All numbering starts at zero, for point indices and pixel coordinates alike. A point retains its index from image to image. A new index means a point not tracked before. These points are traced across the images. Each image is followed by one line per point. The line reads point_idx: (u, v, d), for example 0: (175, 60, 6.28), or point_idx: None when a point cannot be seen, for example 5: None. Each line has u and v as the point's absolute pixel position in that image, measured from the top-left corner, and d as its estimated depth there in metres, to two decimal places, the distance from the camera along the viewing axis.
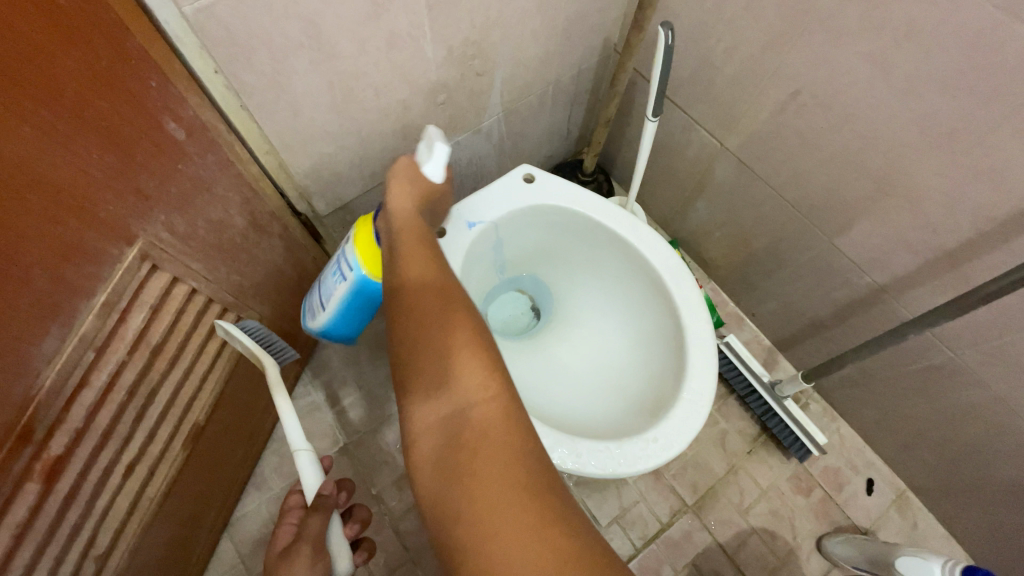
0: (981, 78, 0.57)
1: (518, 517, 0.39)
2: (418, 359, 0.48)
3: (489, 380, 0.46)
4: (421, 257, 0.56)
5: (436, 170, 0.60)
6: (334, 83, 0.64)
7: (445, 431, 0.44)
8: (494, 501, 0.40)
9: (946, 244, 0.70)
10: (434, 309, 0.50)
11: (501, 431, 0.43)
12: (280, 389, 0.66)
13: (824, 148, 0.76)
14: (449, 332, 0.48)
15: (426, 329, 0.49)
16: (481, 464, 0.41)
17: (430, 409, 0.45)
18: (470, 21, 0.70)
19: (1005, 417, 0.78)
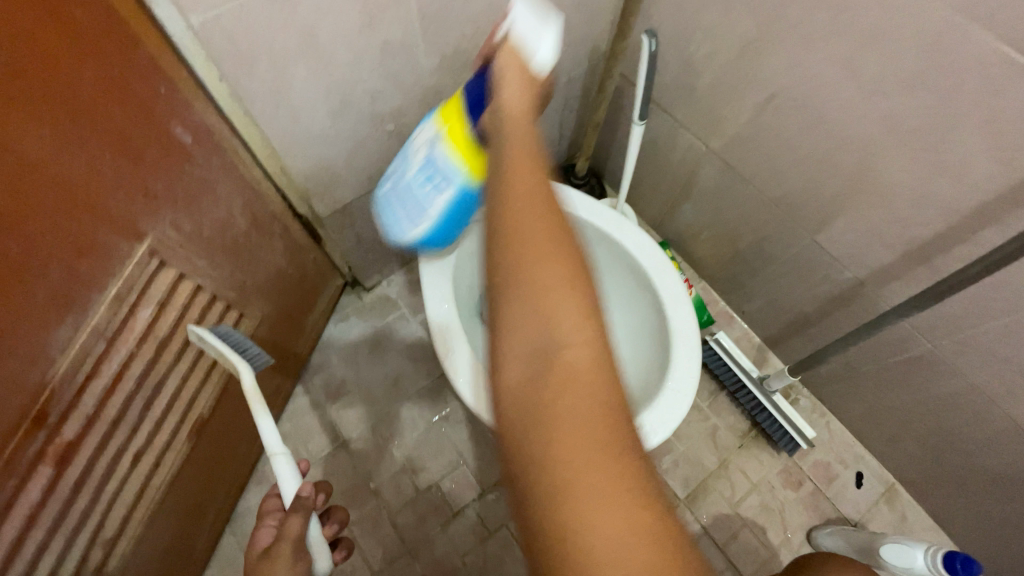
0: (941, 78, 0.60)
1: (604, 481, 0.31)
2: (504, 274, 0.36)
3: (586, 318, 0.35)
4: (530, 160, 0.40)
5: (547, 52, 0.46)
6: (332, 90, 0.68)
7: (533, 364, 0.34)
8: (575, 463, 0.31)
9: (918, 237, 0.73)
10: (531, 216, 0.37)
11: (592, 385, 0.34)
12: (256, 398, 0.63)
13: (801, 147, 0.80)
14: (543, 243, 0.36)
15: (515, 235, 0.36)
16: (565, 413, 0.32)
17: (518, 331, 0.35)
18: (460, 31, 0.74)
19: (983, 406, 0.80)
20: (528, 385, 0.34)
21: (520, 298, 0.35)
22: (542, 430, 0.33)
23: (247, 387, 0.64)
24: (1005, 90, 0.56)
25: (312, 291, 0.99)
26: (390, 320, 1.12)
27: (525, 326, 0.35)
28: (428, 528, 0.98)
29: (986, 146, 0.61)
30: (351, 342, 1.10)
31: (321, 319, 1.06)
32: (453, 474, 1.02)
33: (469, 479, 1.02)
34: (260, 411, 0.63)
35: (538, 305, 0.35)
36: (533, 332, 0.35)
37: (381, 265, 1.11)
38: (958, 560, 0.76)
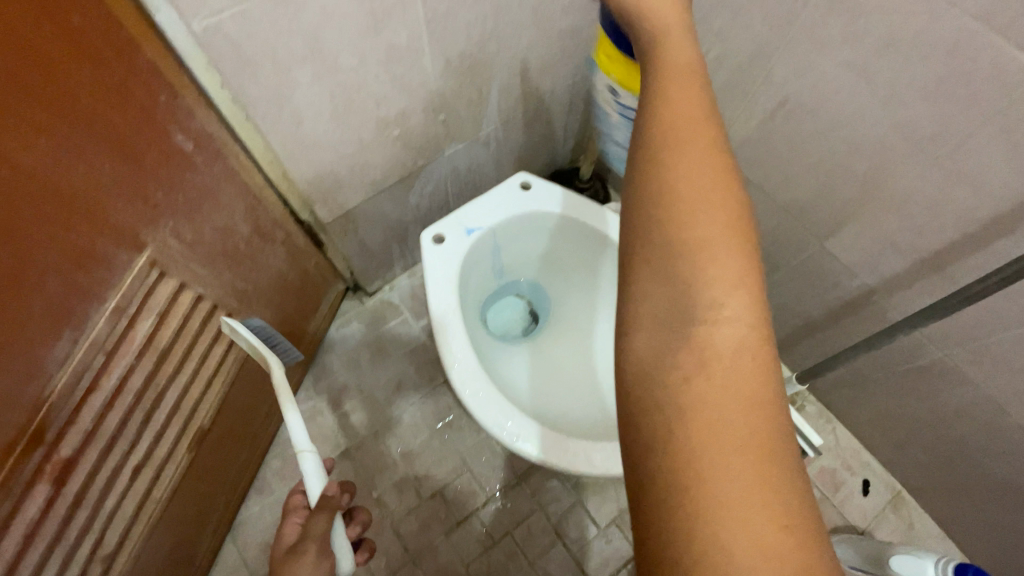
0: (958, 85, 0.59)
1: (748, 464, 0.26)
2: (653, 230, 0.33)
3: (739, 289, 0.31)
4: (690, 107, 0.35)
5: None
6: (336, 95, 0.66)
7: (670, 326, 0.31)
8: (719, 437, 0.27)
9: (930, 246, 0.72)
10: (692, 170, 0.33)
11: (744, 361, 0.29)
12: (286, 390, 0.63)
13: (811, 153, 0.79)
14: (705, 210, 0.33)
15: (662, 198, 0.34)
16: (711, 386, 0.29)
17: (658, 292, 0.32)
18: (467, 34, 0.73)
19: (994, 416, 0.79)
20: (664, 356, 0.31)
21: (666, 264, 0.32)
22: (675, 403, 0.29)
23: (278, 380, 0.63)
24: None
25: (314, 296, 0.98)
26: (394, 325, 1.11)
27: (664, 292, 0.32)
28: (432, 536, 0.97)
29: (1003, 155, 0.59)
30: (354, 347, 1.08)
31: (324, 324, 1.05)
32: (457, 481, 1.01)
33: (473, 487, 1.00)
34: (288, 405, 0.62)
35: (686, 272, 0.32)
36: (677, 299, 0.32)
37: (383, 269, 1.09)
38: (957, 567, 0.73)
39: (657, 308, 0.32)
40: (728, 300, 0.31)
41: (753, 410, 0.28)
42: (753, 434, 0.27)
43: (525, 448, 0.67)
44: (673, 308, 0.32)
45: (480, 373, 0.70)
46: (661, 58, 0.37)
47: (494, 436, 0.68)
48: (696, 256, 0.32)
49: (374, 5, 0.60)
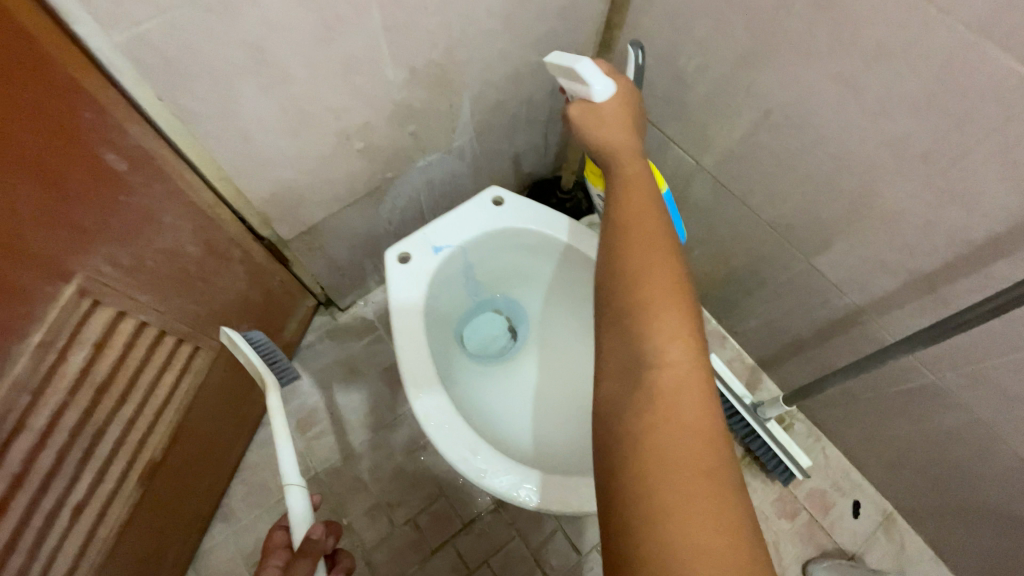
0: (951, 100, 0.55)
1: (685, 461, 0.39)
2: (621, 300, 0.50)
3: (681, 342, 0.45)
4: (644, 212, 0.55)
5: (600, 84, 0.59)
6: (288, 108, 0.62)
7: (629, 371, 0.46)
8: (668, 441, 0.40)
9: (922, 266, 0.68)
10: (646, 259, 0.51)
11: (688, 391, 0.43)
12: (279, 415, 0.62)
13: (797, 167, 0.75)
14: (656, 287, 0.48)
15: (627, 277, 0.50)
16: (664, 408, 0.42)
17: (625, 348, 0.47)
18: (432, 43, 0.69)
19: (991, 443, 0.76)
20: (627, 393, 0.45)
21: (628, 324, 0.48)
22: (635, 427, 0.42)
23: (272, 405, 0.62)
24: (1020, 115, 0.51)
25: (280, 315, 0.93)
26: (367, 343, 1.07)
27: (627, 345, 0.47)
28: (405, 565, 0.93)
29: (999, 174, 0.56)
30: (326, 366, 1.04)
31: (292, 343, 1.00)
32: (432, 506, 0.96)
33: (449, 512, 0.96)
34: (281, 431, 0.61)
35: (642, 330, 0.47)
36: (635, 349, 0.46)
37: (356, 285, 1.05)
38: None
39: (623, 358, 0.47)
40: (673, 349, 0.45)
41: (690, 434, 0.41)
42: (691, 449, 0.40)
43: (491, 485, 0.63)
44: (635, 357, 0.46)
45: (446, 402, 0.66)
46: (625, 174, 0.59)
47: (459, 470, 0.64)
48: (647, 318, 0.47)
49: (323, 13, 0.55)
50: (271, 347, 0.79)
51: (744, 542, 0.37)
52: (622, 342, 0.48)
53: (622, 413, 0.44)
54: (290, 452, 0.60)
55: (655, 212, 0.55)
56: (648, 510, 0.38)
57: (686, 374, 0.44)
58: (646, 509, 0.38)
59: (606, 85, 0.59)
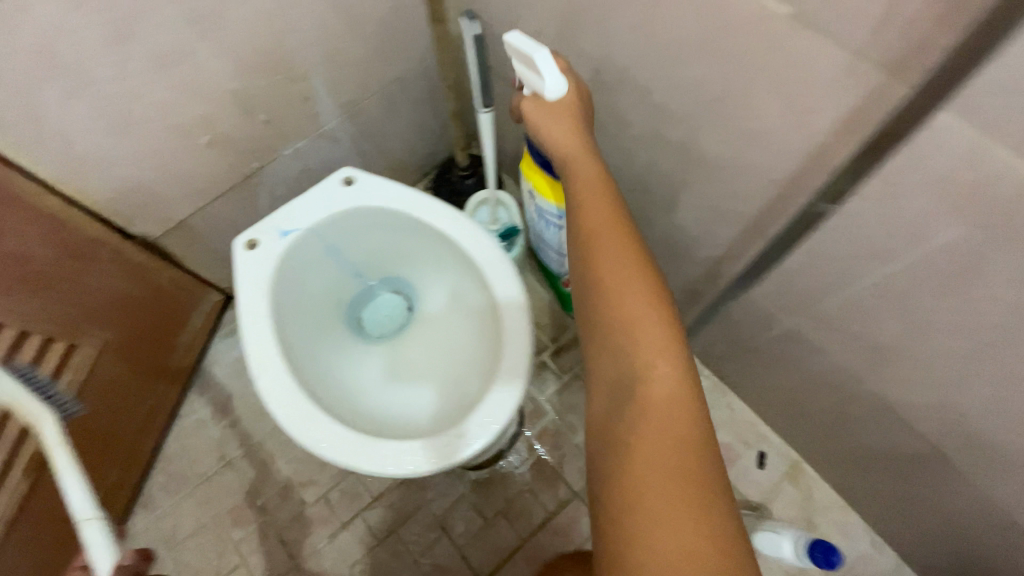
0: (721, 39, 0.55)
1: (675, 475, 0.43)
2: (602, 315, 0.52)
3: (661, 356, 0.48)
4: (608, 218, 0.55)
5: (554, 82, 0.58)
6: (104, 108, 0.65)
7: (618, 390, 0.49)
8: (655, 457, 0.44)
9: (749, 211, 0.68)
10: (619, 273, 0.52)
11: (671, 405, 0.46)
12: (58, 448, 0.61)
13: (634, 123, 0.75)
14: (635, 304, 0.50)
15: (600, 292, 0.52)
16: (649, 422, 0.46)
17: (612, 366, 0.50)
18: (252, 32, 0.70)
19: (850, 384, 0.75)
20: (619, 406, 0.49)
21: (612, 343, 0.51)
22: (625, 443, 0.46)
23: (52, 440, 0.61)
24: (779, 46, 0.51)
25: (179, 311, 0.97)
26: None
27: (613, 361, 0.50)
28: (316, 540, 0.97)
29: (779, 109, 0.55)
30: (238, 358, 1.08)
31: (201, 337, 1.04)
32: (342, 484, 1.00)
33: (358, 488, 1.00)
34: (69, 471, 0.59)
35: (629, 347, 0.49)
36: (623, 366, 0.49)
37: None
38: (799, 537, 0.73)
39: (613, 375, 0.50)
40: (654, 364, 0.48)
41: (677, 446, 0.44)
42: (678, 456, 0.44)
43: (328, 454, 0.66)
44: (624, 372, 0.49)
45: (290, 381, 0.68)
46: (578, 177, 0.58)
47: (301, 444, 0.66)
48: (629, 336, 0.50)
49: (110, 13, 0.58)
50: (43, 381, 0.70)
51: (734, 544, 0.42)
52: (611, 359, 0.51)
53: (615, 427, 0.48)
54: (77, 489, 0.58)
55: (623, 217, 0.55)
56: (645, 522, 0.42)
57: (673, 387, 0.47)
58: (641, 520, 0.43)
59: (561, 82, 0.58)
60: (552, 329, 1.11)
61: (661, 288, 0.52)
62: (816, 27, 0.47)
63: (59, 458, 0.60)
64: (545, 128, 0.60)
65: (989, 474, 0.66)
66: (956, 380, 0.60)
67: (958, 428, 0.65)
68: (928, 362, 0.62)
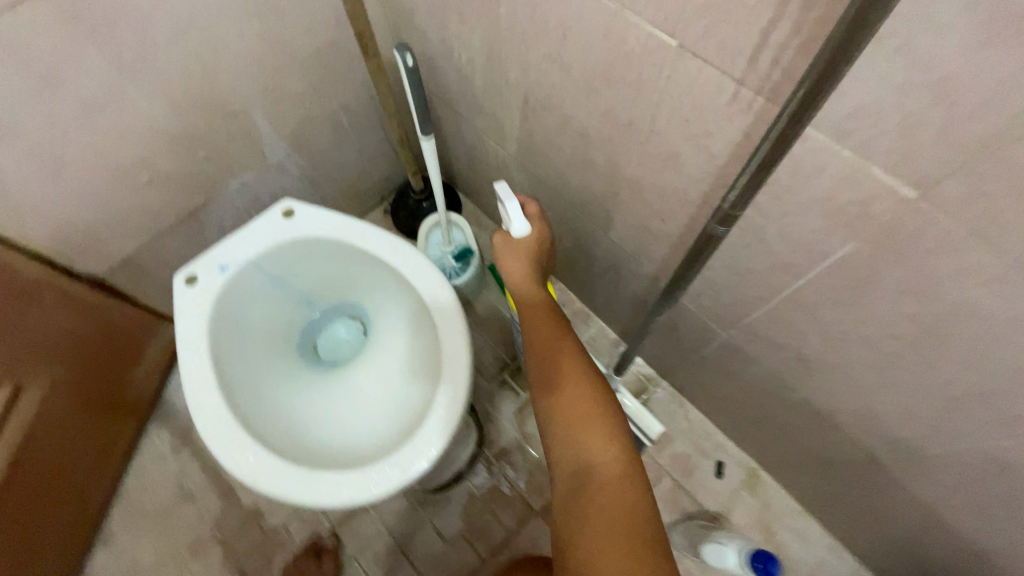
0: (625, 68, 0.57)
1: (625, 542, 0.49)
2: (555, 413, 0.61)
3: (608, 439, 0.57)
4: (554, 334, 0.66)
5: (521, 227, 0.67)
6: (35, 154, 0.66)
7: (574, 472, 0.56)
8: (605, 527, 0.50)
9: (673, 229, 0.70)
10: (566, 375, 0.62)
11: (619, 482, 0.53)
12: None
13: (564, 148, 0.77)
14: (581, 401, 0.60)
15: (553, 393, 0.62)
16: (600, 497, 0.52)
17: (566, 453, 0.58)
18: (184, 72, 0.72)
19: (785, 393, 0.77)
20: (575, 487, 0.55)
21: (566, 433, 0.59)
22: (581, 519, 0.52)
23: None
24: (673, 75, 0.52)
25: (132, 346, 0.97)
26: None
27: (570, 449, 0.58)
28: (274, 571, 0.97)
29: (682, 134, 0.57)
30: None
31: (157, 370, 1.05)
32: (301, 512, 1.00)
33: (318, 516, 1.00)
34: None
35: (580, 434, 0.58)
36: (576, 455, 0.57)
37: None
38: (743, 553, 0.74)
39: (568, 463, 0.57)
40: (603, 449, 0.56)
41: (623, 515, 0.51)
42: (626, 529, 0.50)
43: (266, 488, 0.66)
44: (578, 461, 0.57)
45: (228, 415, 0.69)
46: (527, 303, 0.70)
47: (238, 478, 0.67)
48: (580, 426, 0.58)
49: (30, 64, 0.59)
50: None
51: None
52: (567, 446, 0.58)
53: (572, 511, 0.53)
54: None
55: (566, 336, 0.67)
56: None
57: (620, 470, 0.54)
58: None
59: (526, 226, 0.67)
60: (509, 346, 1.12)
61: (605, 389, 0.62)
62: (701, 57, 0.49)
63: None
64: (504, 263, 0.72)
65: (918, 479, 0.67)
66: (875, 388, 0.62)
67: (885, 434, 0.66)
68: (848, 371, 0.63)
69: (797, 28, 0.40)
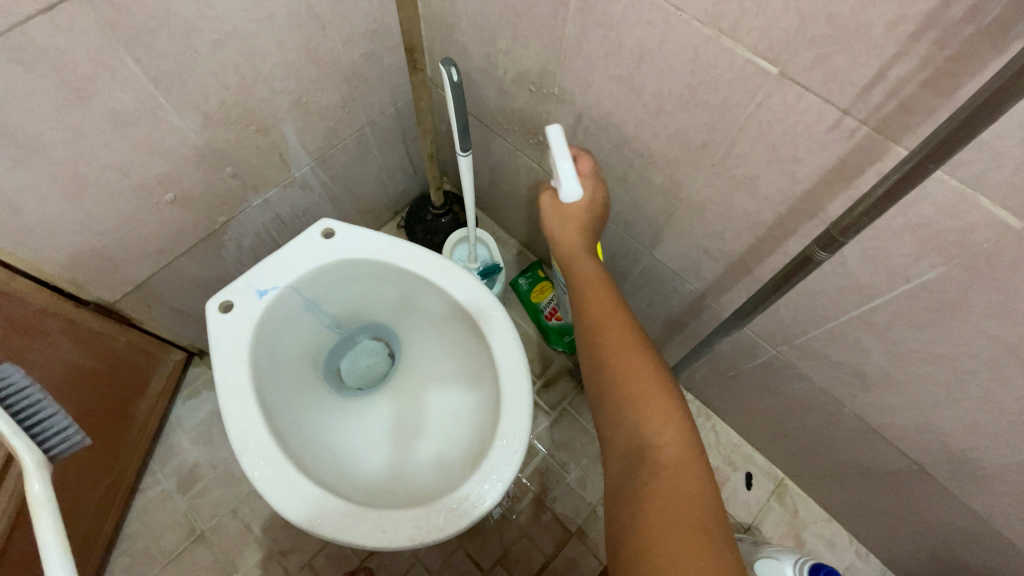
0: (709, 93, 0.56)
1: (685, 535, 0.44)
2: (604, 388, 0.55)
3: (668, 421, 0.51)
4: (606, 305, 0.59)
5: (572, 190, 0.59)
6: (57, 175, 0.59)
7: (631, 457, 0.51)
8: (664, 515, 0.45)
9: (735, 249, 0.71)
10: (620, 349, 0.55)
11: (685, 469, 0.48)
12: (36, 474, 0.51)
13: (616, 167, 0.76)
14: (638, 377, 0.53)
15: (608, 369, 0.55)
16: (661, 485, 0.47)
17: (620, 438, 0.53)
18: (219, 84, 0.66)
19: (834, 408, 0.78)
20: (630, 472, 0.50)
21: (622, 414, 0.53)
22: (637, 508, 0.47)
23: (34, 495, 0.50)
24: (767, 102, 0.52)
25: (134, 379, 0.89)
26: None
27: (626, 432, 0.52)
28: None
29: (765, 159, 0.57)
30: (203, 418, 1.01)
31: (160, 401, 0.96)
32: (327, 548, 0.94)
33: (344, 551, 0.94)
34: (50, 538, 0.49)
35: (637, 414, 0.52)
36: (630, 435, 0.52)
37: None
38: (805, 564, 0.77)
39: (623, 445, 0.52)
40: (664, 432, 0.50)
41: (687, 504, 0.46)
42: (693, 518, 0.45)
43: (326, 531, 0.61)
44: (634, 443, 0.51)
45: (279, 458, 0.64)
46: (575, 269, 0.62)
47: (295, 523, 0.62)
48: (639, 406, 0.52)
49: (62, 73, 0.53)
50: (40, 398, 0.61)
51: None
52: (622, 429, 0.53)
53: (629, 497, 0.49)
54: (40, 475, 0.52)
55: (621, 305, 0.59)
56: None
57: (681, 453, 0.49)
58: None
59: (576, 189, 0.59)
60: (534, 363, 1.09)
61: (665, 366, 0.55)
62: (804, 86, 0.49)
63: (32, 485, 0.51)
64: (545, 224, 0.64)
65: (972, 489, 0.69)
66: (938, 405, 0.64)
67: (944, 448, 0.68)
68: (911, 388, 0.65)
69: (923, 64, 0.41)
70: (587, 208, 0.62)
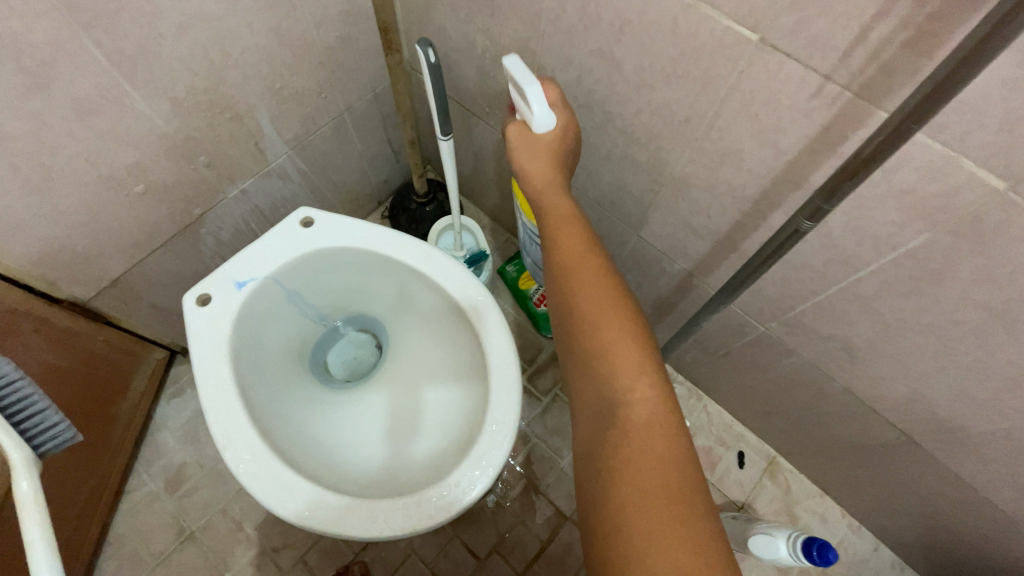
0: (690, 64, 0.55)
1: (653, 490, 0.42)
2: (576, 342, 0.52)
3: (640, 375, 0.48)
4: (578, 251, 0.56)
5: (543, 118, 0.57)
6: (21, 166, 0.57)
7: (601, 412, 0.49)
8: (632, 471, 0.44)
9: (720, 225, 0.70)
10: (592, 300, 0.52)
11: (655, 424, 0.46)
12: (24, 473, 0.49)
13: (599, 146, 0.75)
14: (610, 330, 0.51)
15: (580, 321, 0.52)
16: (631, 440, 0.45)
17: (590, 392, 0.50)
18: (189, 68, 0.64)
19: (824, 383, 0.78)
20: (600, 429, 0.48)
21: (593, 367, 0.50)
22: (606, 464, 0.45)
23: (21, 495, 0.48)
24: (748, 71, 0.51)
25: (114, 378, 0.87)
26: None
27: (597, 386, 0.50)
28: None
29: (749, 130, 0.56)
30: (189, 417, 0.99)
31: (143, 401, 0.94)
32: (321, 543, 0.93)
33: (338, 546, 0.93)
34: (36, 542, 0.48)
35: (608, 369, 0.49)
36: (601, 394, 0.49)
37: None
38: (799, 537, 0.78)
39: (594, 400, 0.50)
40: (636, 386, 0.48)
41: (657, 459, 0.44)
42: (662, 476, 0.43)
43: (313, 523, 0.60)
44: (604, 398, 0.49)
45: (261, 449, 0.62)
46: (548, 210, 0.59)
47: (283, 518, 0.60)
48: (610, 360, 0.50)
49: (19, 58, 0.51)
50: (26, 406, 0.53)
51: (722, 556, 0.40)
52: (593, 383, 0.50)
53: (597, 456, 0.47)
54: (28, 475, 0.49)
55: (595, 251, 0.56)
56: (631, 536, 0.41)
57: (652, 409, 0.47)
58: (623, 533, 0.41)
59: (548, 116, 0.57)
60: (524, 350, 1.09)
61: (639, 316, 0.52)
62: (785, 52, 0.48)
63: (21, 483, 0.49)
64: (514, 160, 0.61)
65: (961, 457, 0.70)
66: (926, 373, 0.64)
67: (932, 417, 0.68)
68: (900, 359, 0.65)
69: (905, 23, 0.40)
70: (559, 139, 0.60)
